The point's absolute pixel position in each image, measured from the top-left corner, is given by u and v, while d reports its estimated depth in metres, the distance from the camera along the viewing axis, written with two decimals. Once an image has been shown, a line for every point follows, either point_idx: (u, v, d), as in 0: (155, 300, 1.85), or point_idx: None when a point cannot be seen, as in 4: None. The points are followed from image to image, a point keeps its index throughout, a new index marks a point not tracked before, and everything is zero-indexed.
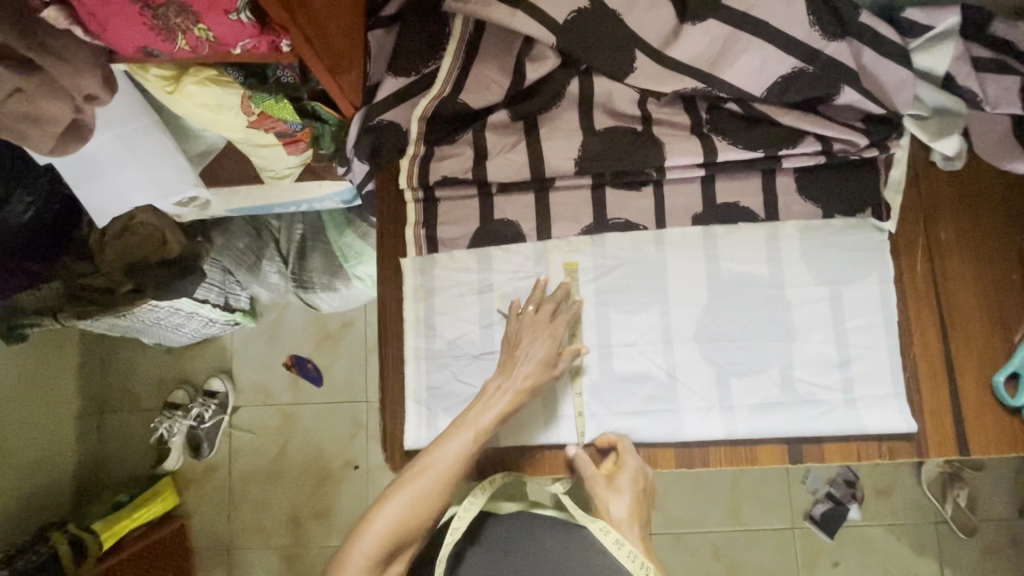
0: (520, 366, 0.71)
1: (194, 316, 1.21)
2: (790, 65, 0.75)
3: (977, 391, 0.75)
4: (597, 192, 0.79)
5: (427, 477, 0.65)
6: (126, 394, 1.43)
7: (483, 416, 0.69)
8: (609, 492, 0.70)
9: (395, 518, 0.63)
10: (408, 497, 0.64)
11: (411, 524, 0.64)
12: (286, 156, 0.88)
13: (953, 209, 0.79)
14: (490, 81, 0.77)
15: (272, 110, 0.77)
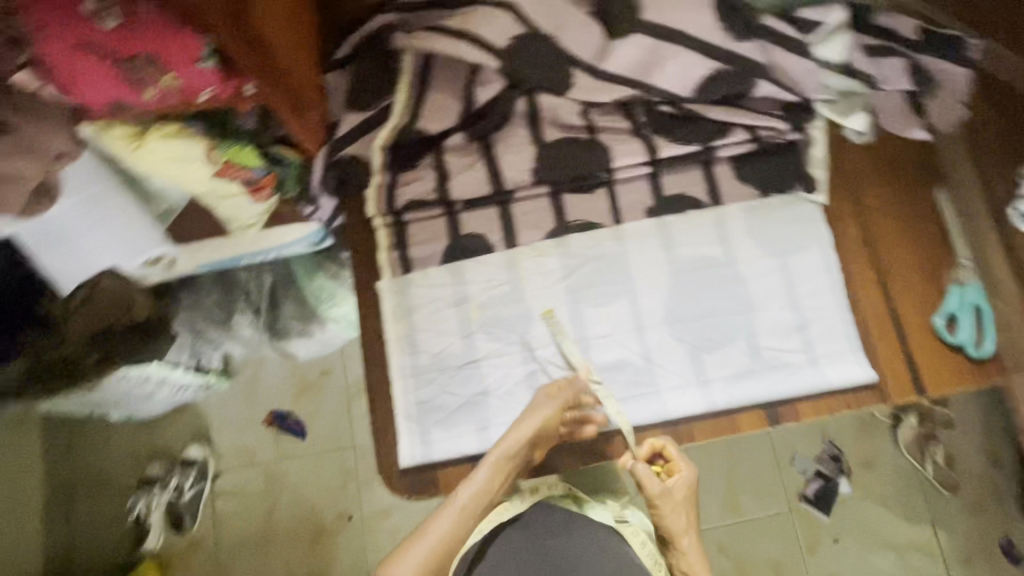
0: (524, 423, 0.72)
1: (165, 382, 1.20)
2: (709, 67, 0.84)
3: (923, 335, 0.82)
4: (555, 199, 0.85)
5: (472, 492, 0.70)
6: (94, 475, 1.34)
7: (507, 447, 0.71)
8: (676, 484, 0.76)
9: (444, 531, 0.68)
10: (455, 513, 0.69)
11: (455, 535, 0.69)
12: (250, 205, 0.90)
13: (873, 176, 0.88)
14: (444, 107, 0.82)
15: (238, 156, 0.81)
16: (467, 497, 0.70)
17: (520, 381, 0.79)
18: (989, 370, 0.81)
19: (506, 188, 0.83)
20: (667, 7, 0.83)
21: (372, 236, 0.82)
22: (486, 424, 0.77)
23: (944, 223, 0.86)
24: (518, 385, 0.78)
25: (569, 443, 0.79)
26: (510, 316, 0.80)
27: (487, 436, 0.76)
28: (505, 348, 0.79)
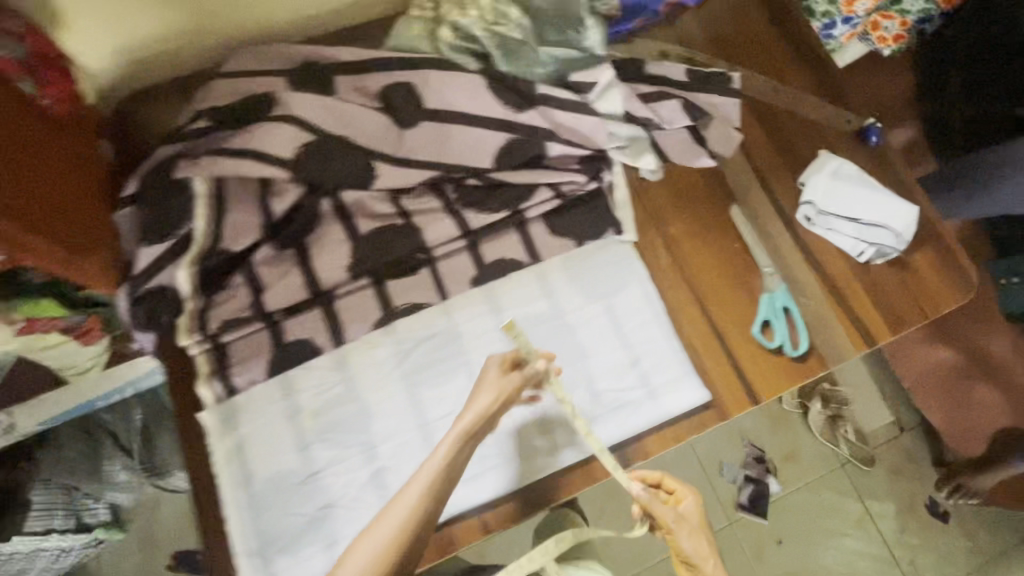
0: (488, 378, 0.74)
1: (38, 553, 1.13)
2: (499, 139, 0.89)
3: (746, 346, 0.88)
4: (380, 287, 0.85)
5: (415, 486, 0.67)
6: None
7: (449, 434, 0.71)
8: (682, 538, 0.83)
9: (389, 535, 0.64)
10: (399, 510, 0.65)
11: (397, 542, 0.63)
12: (78, 350, 0.86)
13: (673, 207, 0.95)
14: (246, 223, 0.82)
15: (37, 310, 0.77)
16: (411, 489, 0.67)
17: (365, 484, 0.76)
18: (807, 366, 0.88)
19: (324, 289, 0.83)
20: (446, 93, 0.88)
21: (191, 363, 0.80)
22: (336, 540, 0.73)
23: (745, 237, 0.93)
24: (364, 488, 0.76)
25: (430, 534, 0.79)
26: (347, 418, 0.79)
27: (337, 553, 0.73)
28: (346, 452, 0.77)
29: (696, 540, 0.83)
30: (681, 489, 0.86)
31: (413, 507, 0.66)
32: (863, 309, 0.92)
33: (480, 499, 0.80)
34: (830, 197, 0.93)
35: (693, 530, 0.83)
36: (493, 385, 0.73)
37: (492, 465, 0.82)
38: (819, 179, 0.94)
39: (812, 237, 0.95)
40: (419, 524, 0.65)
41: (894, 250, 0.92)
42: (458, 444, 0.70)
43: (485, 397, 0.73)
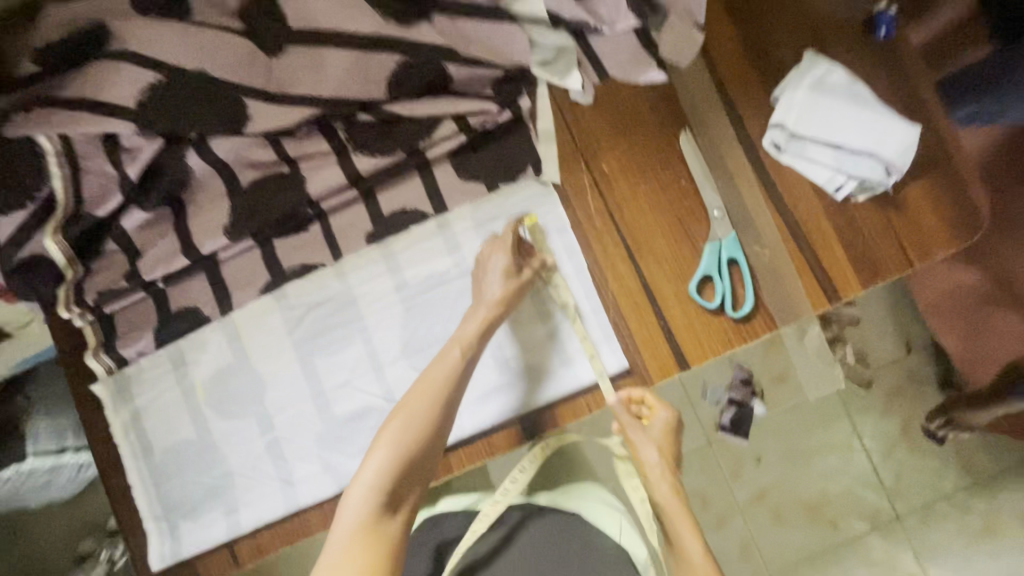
0: (485, 284, 0.72)
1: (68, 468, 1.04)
2: (388, 62, 0.74)
3: (679, 305, 0.77)
4: (267, 246, 0.77)
5: (418, 392, 0.64)
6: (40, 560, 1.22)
7: (467, 332, 0.69)
8: (641, 446, 0.75)
9: (390, 447, 0.61)
10: (413, 412, 0.63)
11: (414, 444, 0.61)
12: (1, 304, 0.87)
13: (608, 137, 0.79)
14: (101, 185, 0.72)
15: None
16: (421, 396, 0.64)
17: (261, 454, 0.76)
18: (751, 328, 0.76)
19: (203, 252, 0.76)
20: (316, 9, 0.72)
21: (79, 334, 0.77)
22: (235, 507, 0.75)
23: (692, 174, 0.77)
24: (261, 458, 0.76)
25: (322, 506, 0.76)
26: (241, 389, 0.76)
27: (235, 518, 0.75)
28: (241, 423, 0.76)
29: (652, 445, 0.75)
30: (661, 401, 0.77)
31: (427, 412, 0.63)
32: (830, 255, 0.77)
33: (488, 424, 0.77)
34: (804, 119, 0.75)
35: (658, 440, 0.75)
36: (495, 289, 0.71)
37: (496, 389, 0.77)
38: (795, 93, 0.75)
39: (782, 168, 0.78)
40: (435, 429, 0.63)
41: (881, 185, 0.74)
42: (480, 340, 0.69)
43: (483, 308, 0.70)
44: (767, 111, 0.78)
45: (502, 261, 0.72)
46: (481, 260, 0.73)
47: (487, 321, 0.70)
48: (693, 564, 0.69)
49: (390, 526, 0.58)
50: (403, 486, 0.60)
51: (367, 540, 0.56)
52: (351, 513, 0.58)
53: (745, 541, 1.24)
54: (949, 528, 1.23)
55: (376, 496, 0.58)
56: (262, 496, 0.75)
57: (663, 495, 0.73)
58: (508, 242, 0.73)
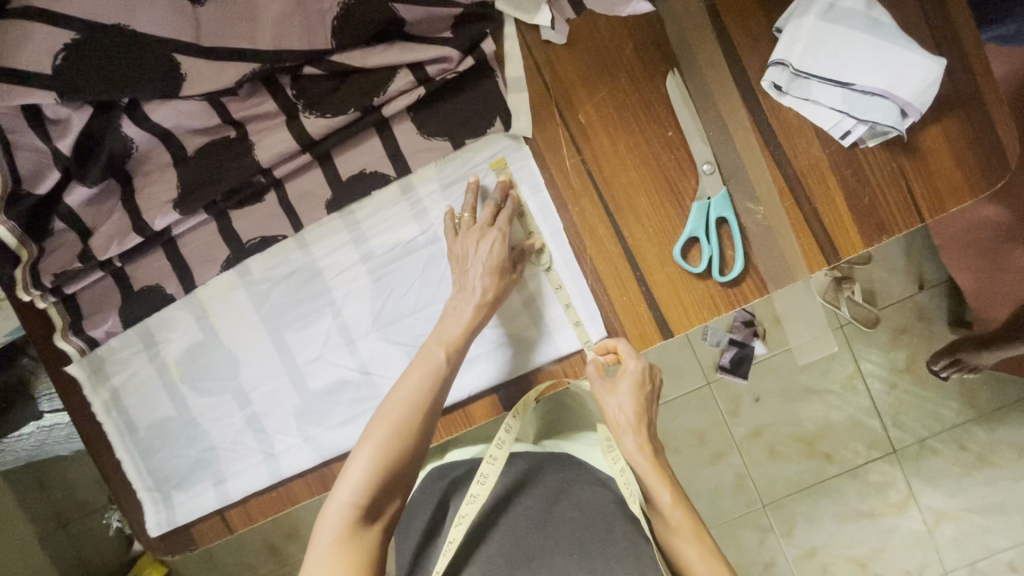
0: (469, 273, 0.66)
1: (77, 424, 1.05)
2: (333, 7, 0.66)
3: (663, 270, 0.71)
4: (223, 218, 0.72)
5: (395, 402, 0.60)
6: (71, 504, 1.28)
7: (448, 333, 0.65)
8: (612, 404, 0.69)
9: (367, 463, 0.57)
10: (389, 428, 0.59)
11: (393, 460, 0.58)
12: None
13: (585, 83, 0.70)
14: (38, 161, 0.68)
15: None
16: (399, 408, 0.60)
17: (242, 428, 0.75)
18: (740, 295, 0.72)
19: (156, 229, 0.72)
20: None
21: (45, 317, 0.76)
22: (222, 477, 0.76)
23: (681, 123, 0.69)
24: (242, 431, 0.75)
25: (306, 475, 0.76)
26: (213, 366, 0.75)
27: (224, 489, 0.76)
28: (217, 399, 0.75)
29: (626, 400, 0.69)
30: (628, 353, 0.69)
31: (405, 424, 0.59)
32: (832, 211, 0.70)
33: (470, 392, 0.74)
34: (810, 53, 0.65)
35: (628, 395, 0.69)
36: (479, 281, 0.66)
37: (485, 353, 0.73)
38: (802, 22, 0.65)
39: (782, 111, 0.69)
40: (417, 440, 0.60)
41: (895, 130, 0.66)
42: (465, 340, 0.65)
43: (466, 301, 0.66)
44: (767, 45, 0.68)
45: (486, 244, 0.66)
46: (459, 246, 0.67)
47: (469, 318, 0.65)
48: (666, 516, 0.66)
49: (367, 536, 0.57)
50: (381, 502, 0.58)
51: (343, 553, 0.55)
52: (328, 528, 0.56)
53: (738, 476, 1.24)
54: (941, 461, 1.22)
55: (352, 511, 0.56)
56: (247, 468, 0.75)
57: (634, 455, 0.68)
58: (497, 232, 0.67)
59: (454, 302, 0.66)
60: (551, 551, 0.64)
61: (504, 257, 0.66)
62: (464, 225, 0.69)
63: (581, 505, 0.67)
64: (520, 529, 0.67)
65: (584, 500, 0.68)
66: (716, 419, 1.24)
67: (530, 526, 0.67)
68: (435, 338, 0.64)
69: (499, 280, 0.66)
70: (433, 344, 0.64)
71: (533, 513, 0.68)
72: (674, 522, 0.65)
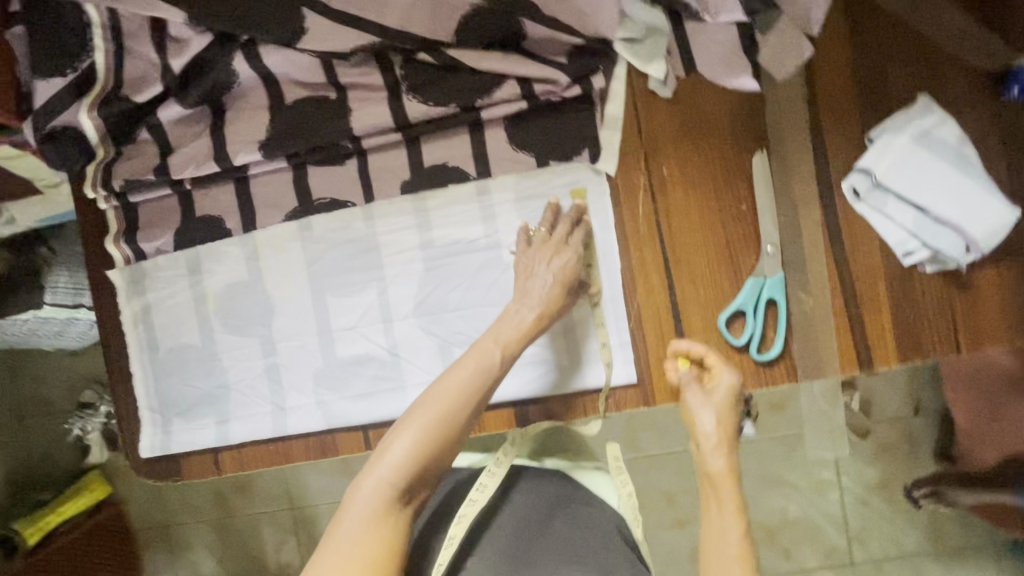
0: (532, 284, 0.69)
1: (74, 321, 1.06)
2: (465, 5, 0.68)
3: (703, 333, 0.73)
4: (300, 172, 0.74)
5: (445, 390, 0.62)
6: (38, 399, 1.28)
7: (505, 333, 0.66)
8: (697, 409, 0.71)
9: (410, 444, 0.59)
10: (436, 413, 0.61)
11: (435, 444, 0.60)
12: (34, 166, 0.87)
13: (676, 140, 0.72)
14: (144, 70, 0.70)
15: None
16: (448, 395, 0.62)
17: (260, 374, 0.75)
18: (769, 377, 0.73)
19: (235, 163, 0.73)
20: None
21: (102, 216, 0.77)
22: (227, 417, 0.76)
23: (757, 201, 0.71)
24: (258, 378, 0.75)
25: (307, 436, 0.76)
26: (250, 307, 0.75)
27: (225, 429, 0.76)
28: (245, 341, 0.75)
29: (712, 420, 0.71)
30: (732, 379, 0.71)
31: (455, 410, 0.62)
32: (876, 323, 0.72)
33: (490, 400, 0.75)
34: (894, 169, 0.68)
35: (718, 407, 0.71)
36: (541, 295, 0.68)
37: (521, 365, 0.74)
38: (893, 140, 0.68)
39: (853, 216, 0.72)
40: (459, 430, 0.62)
41: (955, 261, 0.69)
42: (520, 344, 0.67)
43: (528, 308, 0.68)
44: (856, 151, 0.71)
45: (558, 261, 0.69)
46: (529, 259, 0.71)
47: (529, 325, 0.67)
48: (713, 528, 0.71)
49: (400, 518, 0.58)
50: (415, 487, 0.59)
51: (378, 532, 0.56)
52: (363, 500, 0.57)
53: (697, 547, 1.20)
54: None
55: (390, 491, 0.58)
56: (253, 415, 0.75)
57: (713, 466, 0.73)
58: (570, 252, 0.70)
59: (514, 307, 0.68)
60: (548, 553, 0.66)
61: (573, 277, 0.70)
62: (538, 238, 0.71)
63: (579, 524, 0.69)
64: (521, 538, 0.68)
65: (577, 519, 0.69)
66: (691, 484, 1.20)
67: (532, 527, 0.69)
68: (493, 337, 0.65)
69: (559, 291, 0.69)
70: (489, 343, 0.66)
71: (533, 515, 0.70)
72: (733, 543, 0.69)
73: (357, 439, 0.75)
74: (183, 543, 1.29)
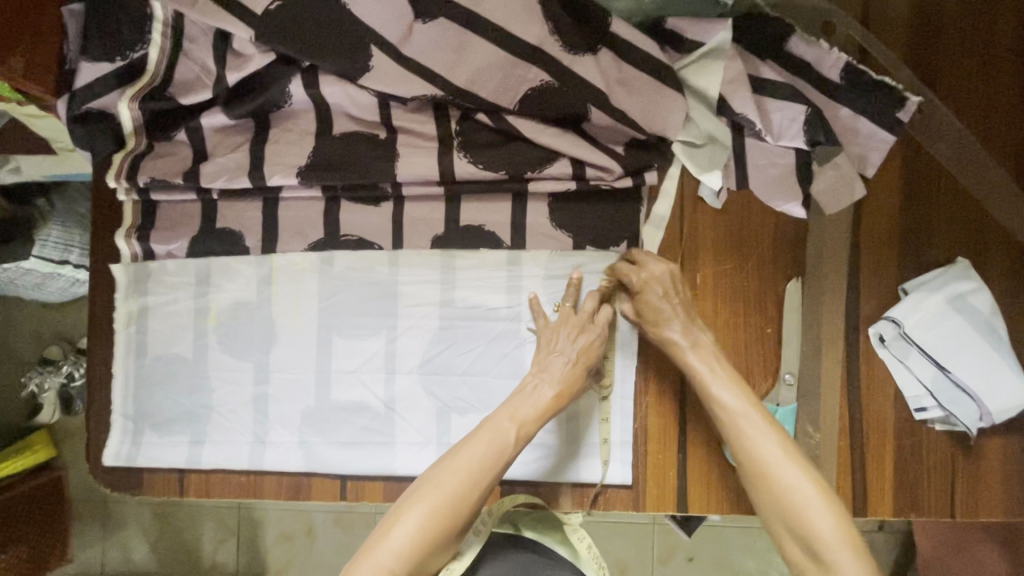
0: (553, 361, 0.68)
1: (55, 278, 1.01)
2: (535, 79, 0.67)
3: (705, 446, 0.71)
4: (332, 204, 0.72)
5: (458, 471, 0.63)
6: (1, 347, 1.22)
7: (523, 410, 0.66)
8: (649, 307, 0.68)
9: (414, 530, 0.61)
10: (443, 497, 0.62)
11: (437, 531, 0.61)
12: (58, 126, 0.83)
13: (715, 250, 0.72)
14: (196, 75, 0.68)
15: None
16: (459, 477, 0.63)
17: (247, 401, 0.72)
18: None
19: (269, 184, 0.70)
20: None
21: (118, 205, 0.74)
22: (202, 439, 0.72)
23: (784, 326, 0.71)
24: (245, 405, 0.72)
25: (282, 475, 0.72)
26: (253, 331, 0.72)
27: (198, 451, 0.72)
28: (240, 364, 0.72)
29: (772, 442, 0.64)
30: (759, 406, 0.66)
31: (462, 496, 0.63)
32: (877, 470, 0.71)
33: None
34: (923, 325, 0.68)
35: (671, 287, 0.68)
36: (561, 372, 0.67)
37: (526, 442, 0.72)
38: (928, 297, 0.68)
39: (874, 360, 0.71)
40: (467, 514, 0.63)
41: (965, 427, 0.68)
42: (536, 423, 0.66)
43: (547, 385, 0.67)
44: (889, 297, 0.71)
45: (582, 340, 0.69)
46: (549, 336, 0.69)
47: (546, 403, 0.67)
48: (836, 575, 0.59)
49: None
50: (416, 571, 0.61)
51: None
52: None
53: None
54: None
55: None
56: (230, 442, 0.72)
57: (761, 451, 0.64)
58: (594, 332, 0.69)
59: (533, 381, 0.68)
60: None
61: (594, 358, 0.69)
62: (562, 314, 0.70)
63: None
64: None
65: None
66: (647, 559, 1.13)
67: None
68: (510, 415, 0.65)
69: (575, 370, 0.68)
70: (506, 421, 0.65)
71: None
72: (826, 531, 0.60)
73: (333, 487, 0.72)
74: (119, 519, 1.25)
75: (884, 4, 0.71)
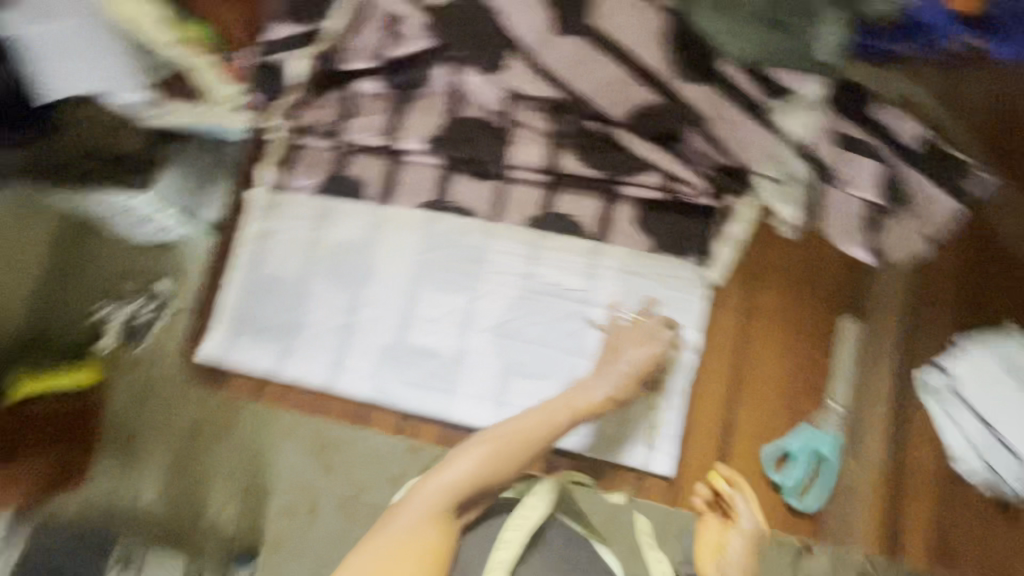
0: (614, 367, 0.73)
1: None
2: (645, 98, 0.77)
3: (746, 456, 0.76)
4: (446, 173, 0.83)
5: (525, 425, 0.65)
6: None
7: (578, 403, 0.69)
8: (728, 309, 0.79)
9: (470, 469, 0.59)
10: (510, 439, 0.62)
11: (499, 469, 0.61)
12: None
13: (779, 277, 0.79)
14: (364, 47, 0.82)
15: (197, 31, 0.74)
16: (526, 429, 0.64)
17: (335, 329, 0.80)
18: (795, 522, 0.74)
19: (400, 146, 0.82)
20: (616, 15, 0.75)
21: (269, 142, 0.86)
22: (289, 353, 0.80)
23: (835, 357, 0.76)
24: (331, 331, 0.80)
25: (351, 400, 0.80)
26: (354, 268, 0.82)
27: (285, 363, 0.80)
28: (337, 294, 0.81)
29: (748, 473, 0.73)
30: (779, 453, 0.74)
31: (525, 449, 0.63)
32: (910, 512, 0.73)
33: None
34: (971, 377, 0.72)
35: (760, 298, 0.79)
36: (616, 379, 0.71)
37: None
38: (977, 353, 0.72)
39: (918, 404, 0.75)
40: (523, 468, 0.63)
41: (1005, 484, 0.70)
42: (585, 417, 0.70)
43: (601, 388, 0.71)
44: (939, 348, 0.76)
45: (644, 352, 0.74)
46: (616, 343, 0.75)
47: (595, 404, 0.70)
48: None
49: (452, 528, 0.57)
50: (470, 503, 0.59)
51: (431, 533, 0.55)
52: (420, 505, 0.56)
53: None
54: None
55: (449, 499, 0.57)
56: (313, 360, 0.80)
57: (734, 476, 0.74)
58: (659, 347, 0.74)
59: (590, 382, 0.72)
60: None
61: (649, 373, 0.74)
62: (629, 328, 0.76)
63: None
64: None
65: None
66: None
67: (582, 561, 0.61)
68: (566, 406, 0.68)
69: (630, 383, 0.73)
70: (562, 411, 0.67)
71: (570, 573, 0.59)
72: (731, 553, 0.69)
73: (393, 422, 0.79)
74: None
75: (962, 90, 0.80)
